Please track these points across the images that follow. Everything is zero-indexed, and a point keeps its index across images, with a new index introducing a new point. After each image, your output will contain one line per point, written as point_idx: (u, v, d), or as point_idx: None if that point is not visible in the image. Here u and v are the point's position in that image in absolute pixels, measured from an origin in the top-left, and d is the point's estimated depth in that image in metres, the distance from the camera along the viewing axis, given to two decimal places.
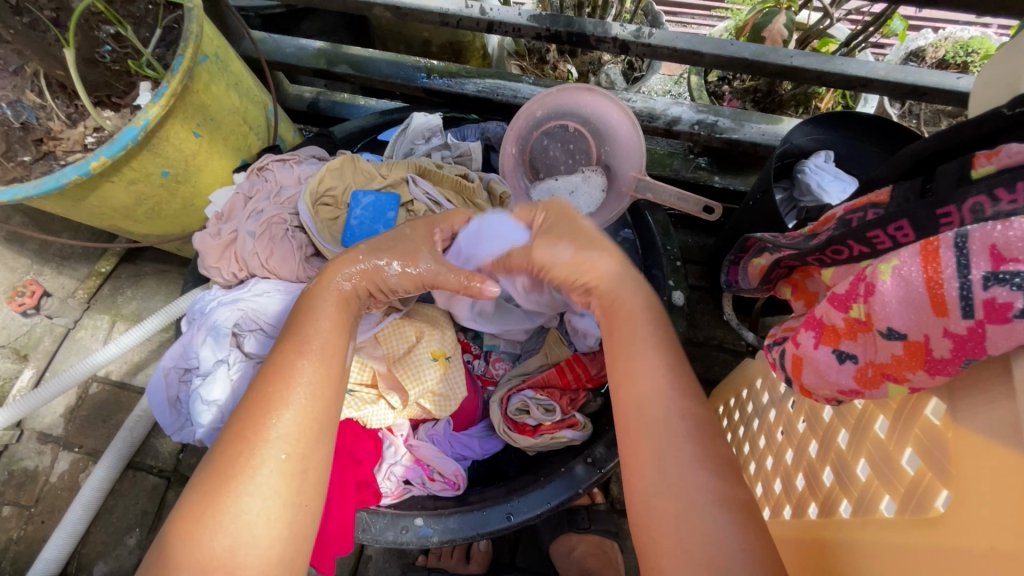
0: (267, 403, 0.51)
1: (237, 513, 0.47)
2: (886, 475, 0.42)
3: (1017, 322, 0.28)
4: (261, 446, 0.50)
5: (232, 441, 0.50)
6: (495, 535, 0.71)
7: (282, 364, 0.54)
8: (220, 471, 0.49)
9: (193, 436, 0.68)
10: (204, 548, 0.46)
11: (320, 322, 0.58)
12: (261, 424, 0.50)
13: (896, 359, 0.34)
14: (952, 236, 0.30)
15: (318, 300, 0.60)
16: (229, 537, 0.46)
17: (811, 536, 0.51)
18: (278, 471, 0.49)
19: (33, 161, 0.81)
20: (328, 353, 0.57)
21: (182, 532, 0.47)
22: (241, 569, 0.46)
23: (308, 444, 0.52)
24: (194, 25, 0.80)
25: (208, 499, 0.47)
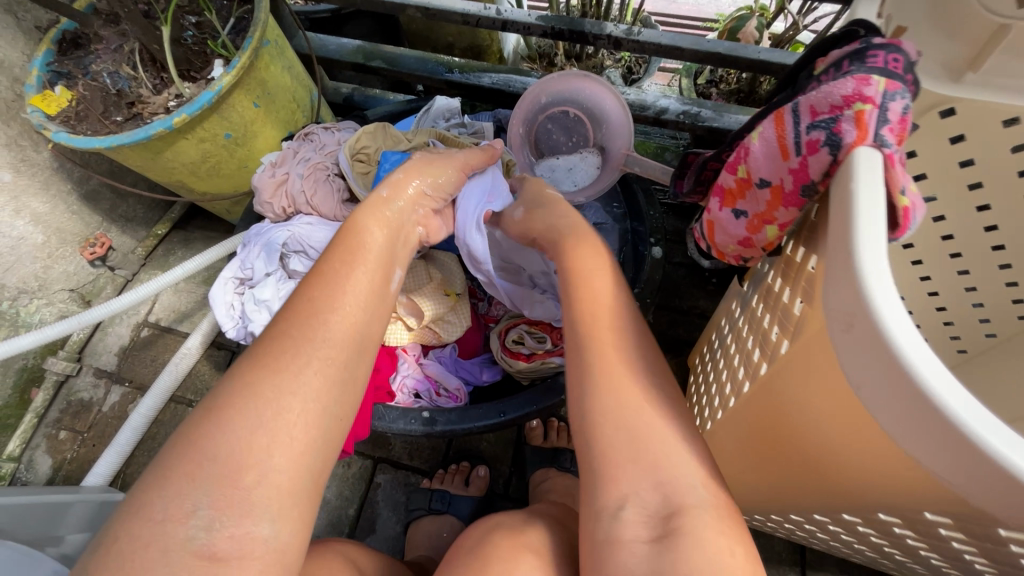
0: (324, 312, 0.56)
1: (280, 406, 0.49)
2: (785, 325, 0.54)
3: (823, 151, 0.38)
4: (313, 348, 0.53)
5: (287, 338, 0.53)
6: (490, 428, 0.82)
7: (335, 283, 0.59)
8: (267, 367, 0.51)
9: (245, 334, 0.83)
10: (242, 436, 0.47)
11: (375, 258, 0.65)
12: (321, 331, 0.55)
13: (768, 203, 0.45)
14: (791, 105, 0.42)
15: (371, 228, 0.67)
16: (267, 432, 0.47)
17: (744, 403, 0.62)
18: (324, 377, 0.52)
19: (124, 120, 1.01)
20: (382, 284, 0.64)
21: (216, 419, 0.47)
22: (274, 464, 0.47)
23: (355, 362, 0.56)
24: (263, 14, 0.99)
25: (249, 391, 0.49)
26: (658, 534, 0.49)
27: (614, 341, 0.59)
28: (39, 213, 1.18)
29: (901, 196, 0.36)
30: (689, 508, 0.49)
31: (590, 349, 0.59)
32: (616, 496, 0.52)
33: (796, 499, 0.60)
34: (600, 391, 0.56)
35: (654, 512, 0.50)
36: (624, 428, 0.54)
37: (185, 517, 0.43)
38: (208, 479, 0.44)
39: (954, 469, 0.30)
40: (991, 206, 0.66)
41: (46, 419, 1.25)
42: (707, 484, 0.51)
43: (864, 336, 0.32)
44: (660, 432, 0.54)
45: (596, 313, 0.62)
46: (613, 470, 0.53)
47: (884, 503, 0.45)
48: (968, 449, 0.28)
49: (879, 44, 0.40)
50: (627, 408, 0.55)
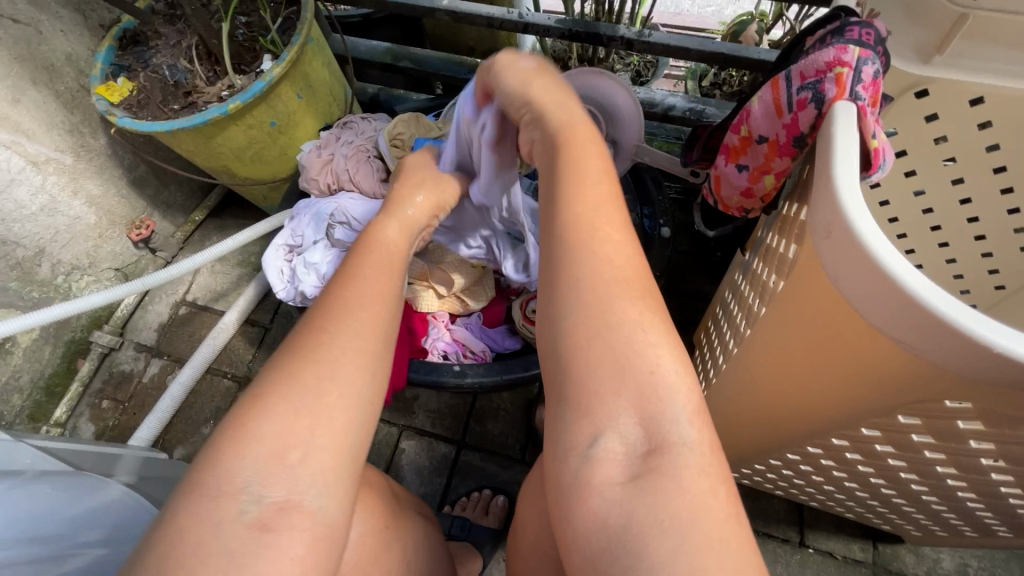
0: (348, 299, 0.56)
1: (321, 391, 0.49)
2: (781, 269, 0.62)
3: (811, 107, 0.48)
4: (341, 330, 0.53)
5: (313, 328, 0.53)
6: (516, 380, 0.90)
7: (356, 273, 0.59)
8: (300, 356, 0.50)
9: (294, 294, 0.92)
10: (282, 423, 0.46)
11: (389, 249, 0.65)
12: (345, 316, 0.54)
13: (766, 156, 0.54)
14: (784, 73, 0.50)
15: (386, 230, 0.69)
16: (307, 411, 0.47)
17: (748, 346, 0.70)
18: (355, 353, 0.52)
19: (180, 108, 1.11)
20: (396, 271, 0.63)
21: (257, 406, 0.47)
22: (316, 445, 0.47)
23: (386, 337, 0.56)
24: (310, 13, 1.09)
25: (282, 379, 0.49)
26: (635, 473, 0.45)
27: (617, 254, 0.53)
28: (93, 195, 1.27)
29: (873, 139, 0.45)
30: (668, 445, 0.46)
31: (587, 267, 0.53)
32: (589, 430, 0.47)
33: (794, 431, 0.68)
34: (591, 313, 0.50)
35: (633, 448, 0.46)
36: (615, 350, 0.48)
37: (237, 492, 0.44)
38: (255, 455, 0.45)
39: (913, 330, 0.39)
40: (965, 179, 0.74)
41: (90, 389, 1.33)
42: (695, 420, 0.47)
43: (842, 238, 0.41)
44: (656, 359, 0.48)
45: (597, 225, 0.55)
46: (592, 399, 0.48)
47: (867, 412, 0.54)
48: (923, 313, 0.37)
49: (855, 23, 0.49)
50: (626, 329, 0.49)
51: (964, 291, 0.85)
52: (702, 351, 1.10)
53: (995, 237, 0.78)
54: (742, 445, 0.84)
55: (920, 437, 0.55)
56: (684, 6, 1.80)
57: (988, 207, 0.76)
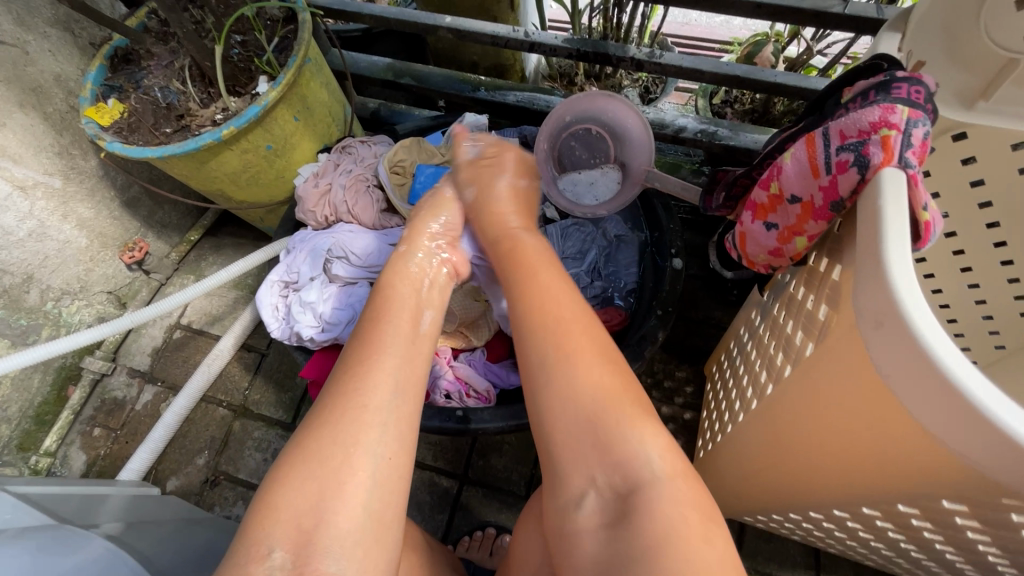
0: (360, 368, 0.61)
1: (341, 466, 0.55)
2: (808, 327, 0.58)
3: (851, 171, 0.43)
4: (352, 401, 0.58)
5: (330, 400, 0.59)
6: (522, 426, 0.87)
7: (370, 339, 0.64)
8: (319, 429, 0.57)
9: (289, 334, 0.89)
10: (300, 494, 0.53)
11: (400, 309, 0.69)
12: (358, 388, 0.59)
13: (798, 217, 0.50)
14: (822, 132, 0.47)
15: (397, 284, 0.72)
16: (320, 482, 0.54)
17: (771, 403, 0.65)
18: (363, 423, 0.57)
19: (173, 132, 1.07)
20: (409, 331, 0.67)
21: (285, 482, 0.54)
22: (338, 513, 0.53)
23: (392, 403, 0.60)
24: (307, 34, 1.05)
25: (303, 450, 0.56)
26: (613, 519, 0.54)
27: (583, 330, 0.63)
28: (84, 217, 1.23)
29: (924, 211, 0.41)
30: (648, 483, 0.54)
31: (561, 346, 0.63)
32: (577, 490, 0.58)
33: (818, 496, 0.63)
34: (563, 387, 0.60)
35: (610, 494, 0.56)
36: (582, 414, 0.58)
37: (264, 558, 0.50)
38: (281, 523, 0.52)
39: (977, 447, 0.34)
40: (1000, 223, 0.70)
41: (81, 416, 1.29)
42: (666, 455, 0.56)
43: (893, 332, 0.37)
44: (630, 415, 0.57)
45: (555, 308, 0.66)
46: (569, 463, 0.59)
47: (905, 493, 0.49)
48: (990, 432, 0.33)
49: (901, 79, 0.45)
50: (593, 395, 0.59)
51: (993, 334, 0.80)
52: (714, 387, 1.05)
53: None
54: (760, 497, 0.79)
55: (964, 520, 0.49)
56: (693, 17, 1.74)
57: None
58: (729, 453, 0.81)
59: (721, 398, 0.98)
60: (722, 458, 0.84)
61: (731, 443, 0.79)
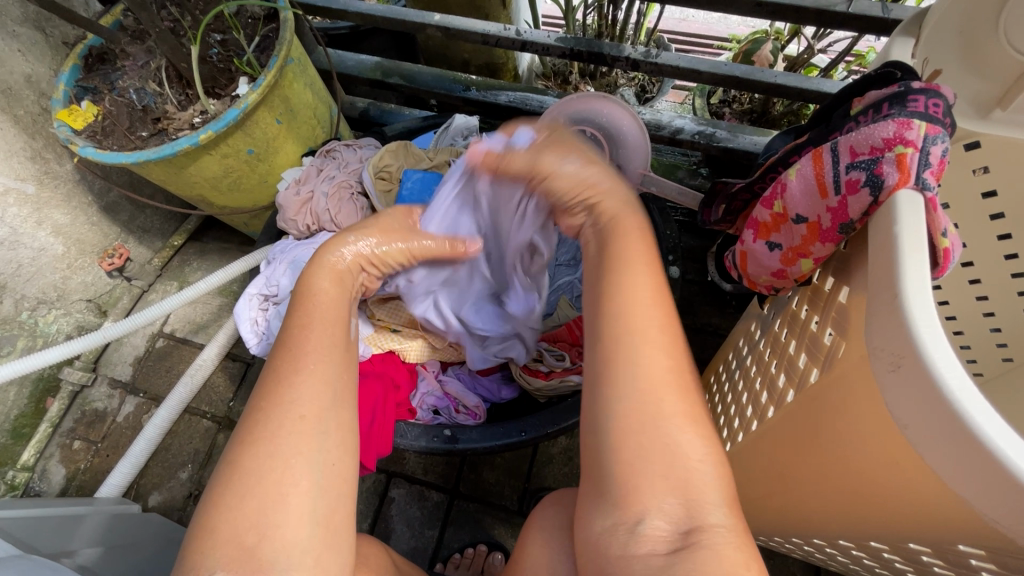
0: (288, 375, 0.54)
1: (280, 479, 0.49)
2: (813, 351, 0.54)
3: (863, 191, 0.40)
4: (286, 412, 0.51)
5: (258, 411, 0.52)
6: (511, 445, 0.83)
7: (296, 341, 0.56)
8: (249, 443, 0.50)
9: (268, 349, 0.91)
10: (239, 512, 0.47)
11: (330, 306, 0.61)
12: (289, 395, 0.52)
13: (803, 238, 0.47)
14: (831, 147, 0.44)
15: (321, 281, 0.63)
16: (259, 497, 0.48)
17: (773, 427, 0.62)
18: (301, 434, 0.51)
19: (149, 135, 1.02)
20: (341, 332, 0.59)
21: (215, 504, 0.48)
22: (278, 529, 0.47)
23: (328, 412, 0.53)
24: (288, 33, 1.00)
25: (238, 468, 0.49)
26: (677, 547, 0.47)
27: (659, 342, 0.54)
28: (60, 224, 1.19)
29: (944, 238, 0.38)
30: (707, 525, 0.47)
31: (637, 361, 0.53)
32: (631, 514, 0.50)
33: (820, 527, 0.59)
34: (643, 408, 0.51)
35: (676, 526, 0.48)
36: (663, 446, 0.50)
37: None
38: (219, 544, 0.46)
39: (1000, 512, 0.30)
40: (1013, 235, 0.66)
41: (61, 429, 1.25)
42: (730, 505, 0.49)
43: (912, 377, 0.33)
44: (702, 452, 0.51)
45: (643, 317, 0.55)
46: (637, 488, 0.50)
47: (916, 537, 0.44)
48: (1016, 493, 0.29)
49: (918, 89, 0.42)
50: (673, 421, 0.51)
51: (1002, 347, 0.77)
52: (712, 399, 1.02)
53: None
54: (759, 521, 0.76)
55: (979, 562, 0.45)
56: (690, 13, 1.69)
57: None
58: (727, 474, 0.77)
59: (719, 412, 0.94)
60: None
61: (730, 464, 0.76)
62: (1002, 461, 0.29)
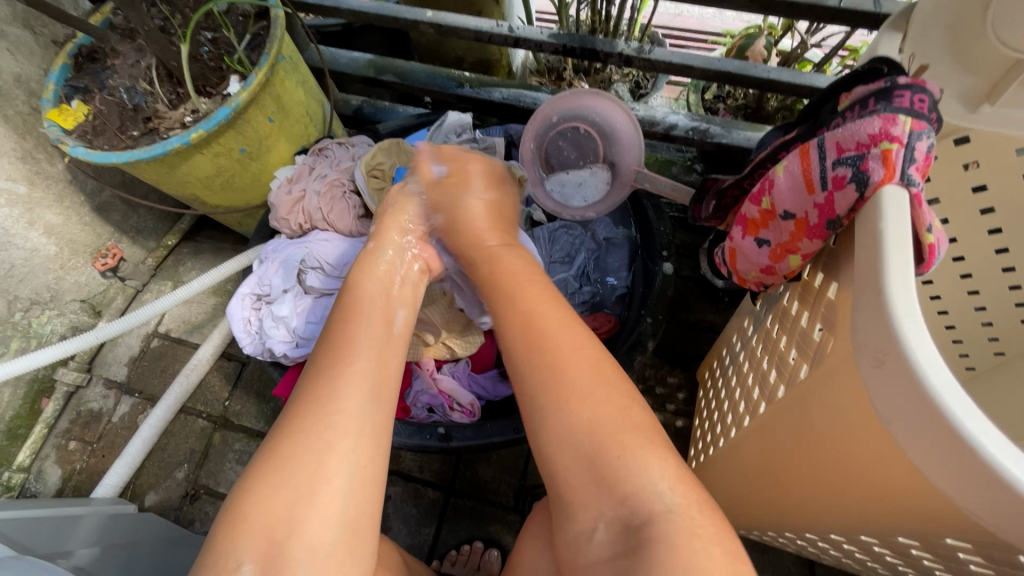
0: (329, 371, 0.55)
1: (318, 474, 0.50)
2: (803, 346, 0.54)
3: (849, 187, 0.40)
4: (323, 408, 0.53)
5: (298, 404, 0.53)
6: (505, 443, 0.84)
7: (341, 338, 0.59)
8: (287, 436, 0.51)
9: (262, 349, 0.92)
10: (270, 502, 0.48)
11: (372, 307, 0.64)
12: (328, 391, 0.54)
13: (792, 234, 0.47)
14: (818, 143, 0.44)
15: (365, 283, 0.67)
16: (291, 490, 0.49)
17: (764, 422, 0.62)
18: (336, 430, 0.52)
19: (140, 135, 1.02)
20: (383, 331, 0.62)
21: (249, 494, 0.49)
22: (309, 524, 0.48)
23: (367, 406, 0.54)
24: (279, 31, 1.00)
25: (274, 459, 0.50)
26: (630, 546, 0.49)
27: (564, 348, 0.59)
28: (52, 224, 1.19)
29: (928, 234, 0.38)
30: (658, 516, 0.48)
31: (531, 368, 0.59)
32: (588, 519, 0.53)
33: (810, 520, 0.60)
34: (553, 410, 0.56)
35: (622, 525, 0.50)
36: (582, 445, 0.54)
37: (233, 571, 0.46)
38: (249, 534, 0.47)
39: (982, 507, 0.31)
40: (1003, 230, 0.67)
41: (56, 429, 1.25)
42: (678, 487, 0.50)
43: (896, 374, 0.33)
44: (629, 445, 0.52)
45: (545, 325, 0.61)
46: (577, 491, 0.54)
47: (904, 530, 0.45)
48: (997, 490, 0.29)
49: (904, 84, 0.42)
50: (596, 418, 0.54)
51: (992, 340, 0.77)
52: (707, 395, 1.02)
53: None
54: (752, 516, 0.76)
55: (966, 554, 0.46)
56: (685, 8, 1.69)
57: None
58: (721, 469, 0.78)
59: (713, 408, 0.95)
60: (714, 473, 0.81)
61: (722, 459, 0.76)
62: (981, 458, 0.29)
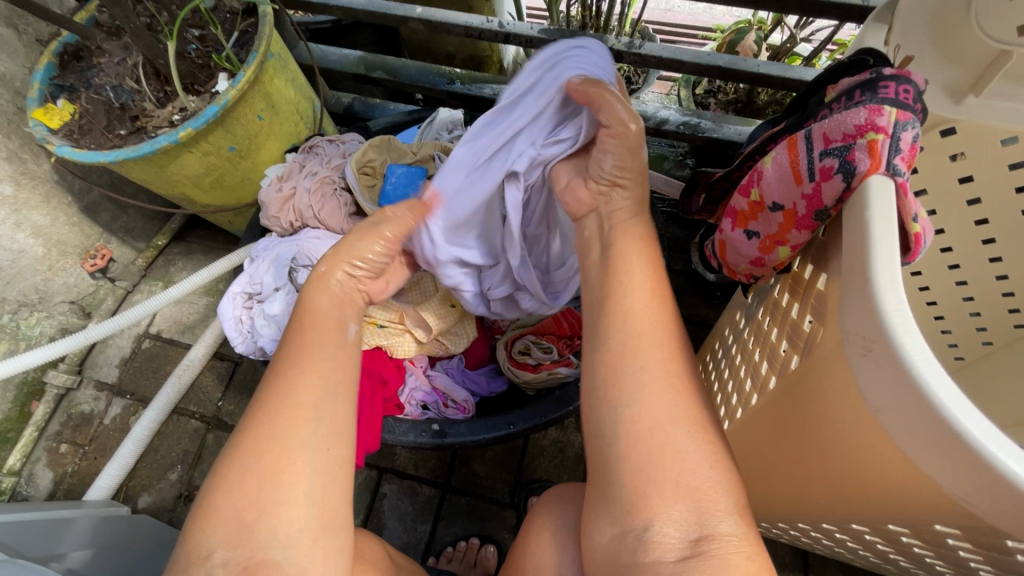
0: (289, 363, 0.55)
1: (283, 459, 0.49)
2: (793, 336, 0.54)
3: (836, 177, 0.40)
4: (283, 398, 0.52)
5: (259, 396, 0.53)
6: (499, 439, 0.84)
7: (304, 329, 0.59)
8: (249, 427, 0.51)
9: (254, 348, 0.92)
10: (236, 491, 0.48)
11: (332, 300, 0.64)
12: (287, 382, 0.54)
13: (780, 226, 0.47)
14: (805, 134, 0.44)
15: (331, 279, 0.67)
16: (257, 478, 0.49)
17: (756, 413, 0.62)
18: (296, 418, 0.51)
19: (127, 133, 1.01)
20: (342, 321, 0.61)
21: (218, 486, 0.49)
22: (277, 509, 0.48)
23: (331, 395, 0.54)
24: (267, 27, 0.99)
25: (237, 449, 0.50)
26: (686, 556, 0.48)
27: (665, 350, 0.55)
28: (39, 225, 1.17)
29: (913, 223, 0.38)
30: (719, 535, 0.48)
31: (641, 366, 0.54)
32: (641, 518, 0.50)
33: (803, 510, 0.60)
34: (647, 411, 0.52)
35: (687, 534, 0.48)
36: (671, 449, 0.50)
37: (204, 560, 0.46)
38: (219, 524, 0.47)
39: (973, 491, 0.31)
40: (990, 221, 0.67)
41: (47, 432, 1.24)
42: (742, 513, 0.49)
43: (881, 361, 0.34)
44: (707, 452, 0.51)
45: (650, 329, 0.56)
46: (646, 491, 0.50)
47: (893, 518, 0.45)
48: (989, 474, 0.30)
49: (888, 76, 0.42)
50: (682, 428, 0.51)
51: (980, 330, 0.78)
52: (700, 389, 1.02)
53: (1019, 278, 0.71)
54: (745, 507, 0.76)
55: (956, 540, 0.46)
56: (675, 3, 1.69)
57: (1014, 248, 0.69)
58: None
59: (706, 401, 0.95)
60: None
61: None
62: (970, 443, 0.30)
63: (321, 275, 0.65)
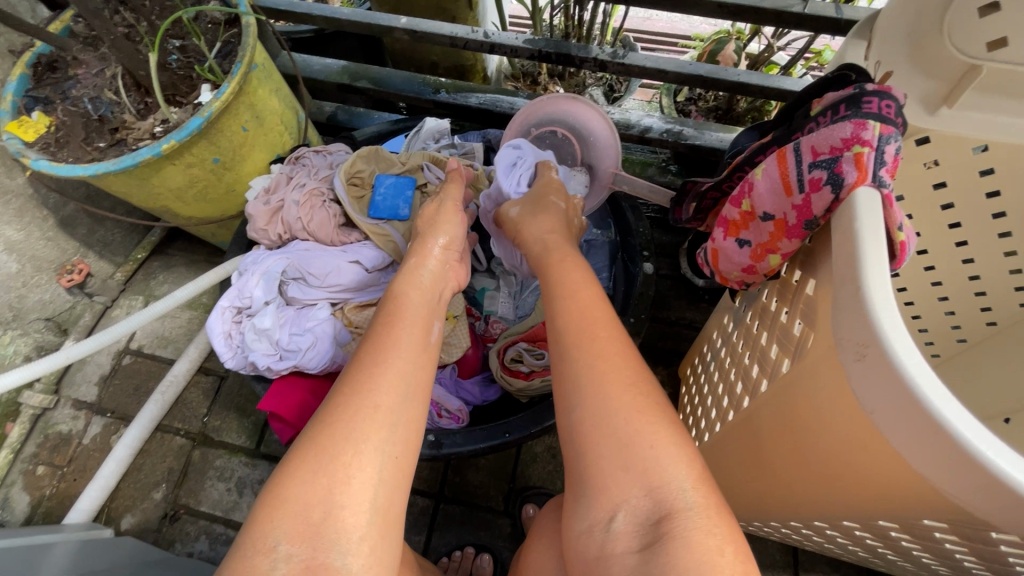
0: (370, 368, 0.55)
1: (354, 463, 0.49)
2: (783, 341, 0.55)
3: (825, 189, 0.42)
4: (362, 403, 0.52)
5: (339, 395, 0.53)
6: (496, 447, 0.84)
7: (384, 339, 0.59)
8: (330, 423, 0.51)
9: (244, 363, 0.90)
10: (310, 487, 0.47)
11: (410, 317, 0.63)
12: (368, 386, 0.54)
13: (770, 234, 0.49)
14: (794, 147, 0.46)
15: (410, 296, 0.67)
16: (330, 475, 0.48)
17: (749, 419, 0.63)
18: (374, 421, 0.51)
19: (107, 146, 0.98)
20: (421, 338, 0.61)
21: (286, 481, 0.48)
22: (341, 510, 0.47)
23: (407, 401, 0.55)
24: (252, 39, 0.98)
25: (313, 444, 0.50)
26: (648, 541, 0.48)
27: (608, 345, 0.59)
28: (13, 240, 1.13)
29: (898, 232, 0.41)
30: (677, 511, 0.48)
31: (582, 373, 0.57)
32: (606, 509, 0.52)
33: (795, 509, 0.61)
34: (590, 407, 0.55)
35: (645, 519, 0.49)
36: (616, 439, 0.53)
37: (269, 552, 0.45)
38: (287, 517, 0.46)
39: (967, 490, 0.33)
40: (962, 224, 0.71)
41: (23, 454, 1.19)
42: (699, 486, 0.50)
43: (876, 365, 0.35)
44: (654, 436, 0.52)
45: (576, 330, 0.61)
46: (604, 477, 0.52)
47: (883, 514, 0.47)
48: (984, 475, 0.31)
49: (872, 91, 0.45)
50: (638, 419, 0.53)
51: (955, 329, 0.81)
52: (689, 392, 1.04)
53: (990, 279, 0.74)
54: (739, 508, 0.77)
55: (943, 533, 0.48)
56: (654, 13, 1.73)
57: (985, 250, 0.72)
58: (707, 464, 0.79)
59: (696, 404, 0.97)
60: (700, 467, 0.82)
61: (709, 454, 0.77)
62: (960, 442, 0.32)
63: (416, 279, 0.71)
